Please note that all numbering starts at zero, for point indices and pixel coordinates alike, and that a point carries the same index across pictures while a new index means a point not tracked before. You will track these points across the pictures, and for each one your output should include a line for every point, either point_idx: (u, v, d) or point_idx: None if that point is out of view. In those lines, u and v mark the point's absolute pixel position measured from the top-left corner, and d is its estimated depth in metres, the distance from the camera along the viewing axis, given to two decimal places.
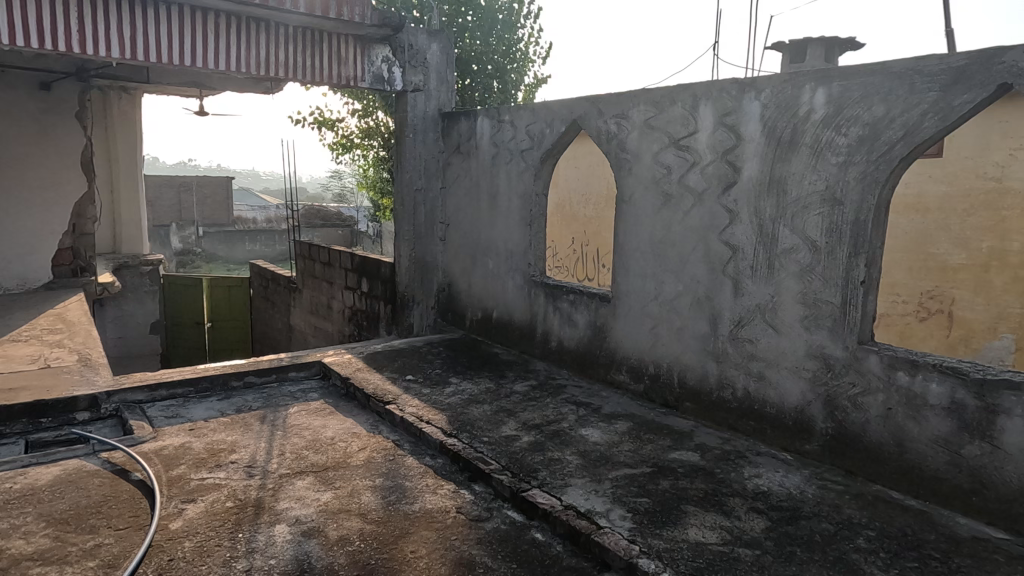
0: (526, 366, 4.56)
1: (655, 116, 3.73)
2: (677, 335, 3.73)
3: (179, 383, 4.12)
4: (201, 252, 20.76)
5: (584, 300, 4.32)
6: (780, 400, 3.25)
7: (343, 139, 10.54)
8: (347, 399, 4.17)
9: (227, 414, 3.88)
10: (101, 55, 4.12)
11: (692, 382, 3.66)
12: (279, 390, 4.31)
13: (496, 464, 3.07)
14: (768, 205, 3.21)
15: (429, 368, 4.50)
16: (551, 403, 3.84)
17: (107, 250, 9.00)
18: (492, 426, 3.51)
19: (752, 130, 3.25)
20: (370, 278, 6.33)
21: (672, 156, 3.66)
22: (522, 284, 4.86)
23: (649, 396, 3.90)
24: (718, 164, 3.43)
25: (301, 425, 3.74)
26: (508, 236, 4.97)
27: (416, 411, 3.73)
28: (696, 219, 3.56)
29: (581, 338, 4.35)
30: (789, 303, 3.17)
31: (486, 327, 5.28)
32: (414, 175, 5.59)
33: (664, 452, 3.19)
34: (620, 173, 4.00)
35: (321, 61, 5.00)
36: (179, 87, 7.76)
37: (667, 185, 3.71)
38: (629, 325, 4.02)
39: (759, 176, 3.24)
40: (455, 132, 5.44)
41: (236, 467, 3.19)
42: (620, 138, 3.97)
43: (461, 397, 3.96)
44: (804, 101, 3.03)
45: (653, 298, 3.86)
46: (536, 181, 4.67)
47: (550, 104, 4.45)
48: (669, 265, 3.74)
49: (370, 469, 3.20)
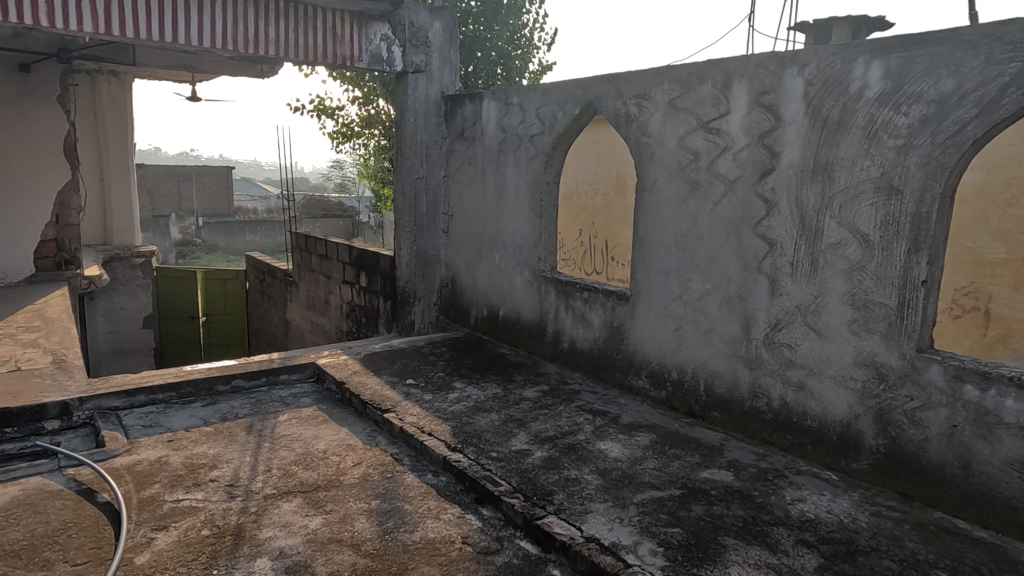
0: (535, 369, 4.22)
1: (681, 96, 3.37)
2: (704, 339, 3.39)
3: (160, 388, 3.79)
4: (201, 242, 20.53)
5: (600, 298, 3.97)
6: (822, 413, 2.91)
7: (343, 127, 10.18)
8: (342, 405, 3.84)
9: (211, 423, 3.55)
10: (72, 29, 3.76)
11: (720, 390, 3.32)
12: (269, 395, 3.98)
13: (506, 485, 2.74)
14: (812, 195, 2.86)
15: (431, 371, 4.17)
16: (564, 411, 3.51)
17: (98, 242, 8.70)
18: (501, 439, 3.17)
19: (793, 111, 2.89)
20: (368, 272, 6.00)
21: (701, 141, 3.30)
22: (531, 280, 4.52)
23: (672, 404, 3.56)
24: (753, 149, 3.08)
25: (291, 435, 3.41)
26: (516, 227, 4.62)
27: (416, 421, 3.40)
28: (727, 211, 3.22)
29: (596, 339, 4.01)
30: (835, 305, 2.82)
31: (492, 325, 4.94)
32: (415, 162, 5.23)
33: (693, 471, 2.86)
34: (641, 159, 3.65)
35: (316, 38, 4.63)
36: (170, 71, 7.42)
37: (694, 172, 3.35)
38: (649, 326, 3.68)
39: (801, 162, 2.89)
40: (459, 117, 5.08)
41: (216, 486, 2.86)
42: (641, 121, 3.61)
43: (466, 404, 3.63)
44: (855, 77, 2.67)
45: (676, 297, 3.51)
46: (547, 169, 4.32)
47: (563, 85, 4.09)
48: (696, 260, 3.39)
49: (366, 489, 2.87)
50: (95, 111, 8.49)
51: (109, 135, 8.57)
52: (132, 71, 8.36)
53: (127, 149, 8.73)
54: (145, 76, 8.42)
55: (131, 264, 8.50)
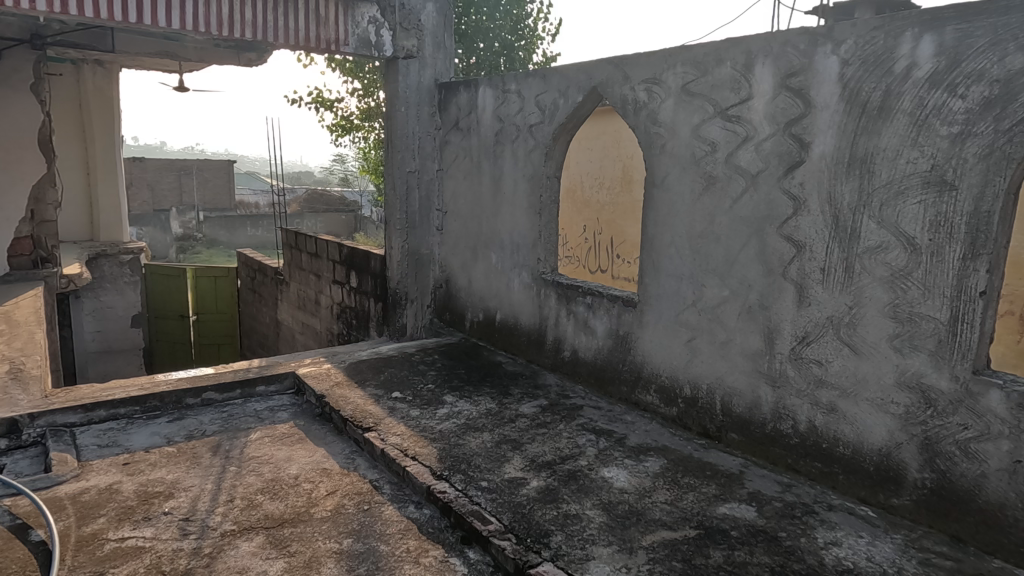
0: (534, 380, 3.88)
1: (696, 79, 3.01)
2: (720, 352, 3.04)
3: (121, 402, 3.45)
4: (201, 237, 20.18)
5: (604, 303, 3.62)
6: (857, 439, 2.56)
7: (342, 120, 9.82)
8: (321, 421, 3.51)
9: (175, 442, 3.22)
10: (24, 7, 3.44)
11: (739, 409, 2.97)
12: (243, 410, 3.64)
13: (496, 523, 2.39)
14: (848, 191, 2.50)
15: (420, 382, 3.83)
16: (565, 431, 3.17)
17: (85, 237, 8.40)
18: (493, 465, 2.83)
19: (827, 95, 2.53)
20: (359, 271, 5.65)
21: (719, 130, 2.95)
22: (530, 282, 4.17)
23: (684, 423, 3.22)
24: (779, 139, 2.71)
25: (262, 457, 3.08)
26: (513, 225, 4.27)
27: (399, 442, 3.05)
28: (748, 209, 2.86)
29: (600, 348, 3.67)
30: (873, 317, 2.47)
31: (488, 331, 4.60)
32: (406, 155, 4.85)
33: (709, 505, 2.52)
34: (650, 151, 3.29)
35: (297, 19, 4.26)
36: (156, 59, 7.08)
37: (710, 166, 3.00)
38: (658, 335, 3.33)
39: (835, 153, 2.52)
40: (454, 106, 4.72)
41: (168, 521, 2.53)
42: (650, 108, 3.25)
43: (456, 422, 3.29)
44: (902, 54, 2.30)
45: (689, 304, 3.16)
46: (548, 162, 3.97)
47: (566, 70, 3.73)
48: (712, 264, 3.04)
49: (338, 524, 2.53)
50: (81, 102, 8.17)
51: (94, 127, 8.24)
52: (119, 60, 8.02)
53: (114, 141, 8.39)
54: (133, 65, 8.08)
55: (119, 261, 8.22)
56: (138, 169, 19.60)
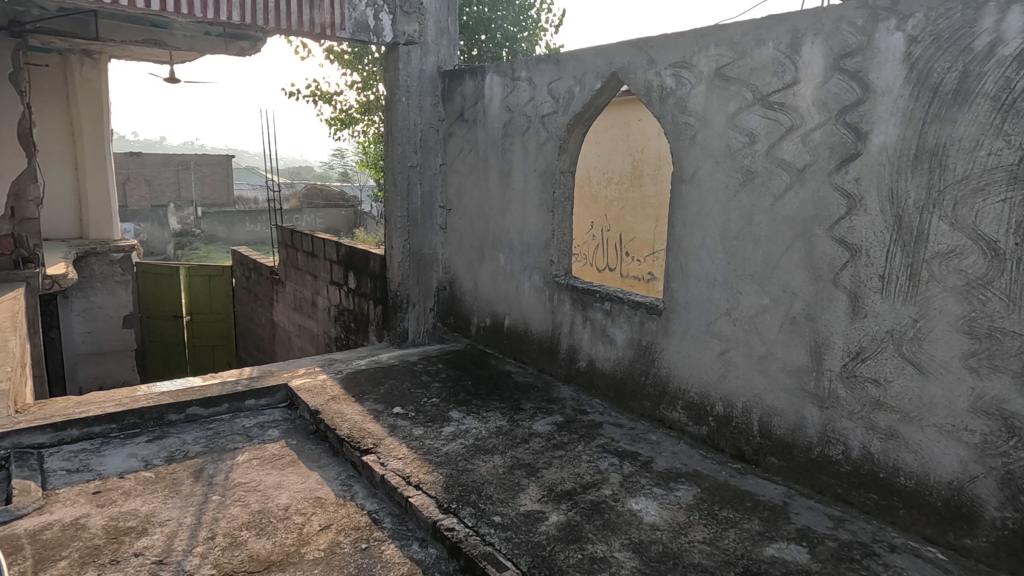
0: (548, 393, 3.57)
1: (732, 63, 2.69)
2: (758, 367, 2.73)
3: (96, 419, 3.14)
4: (200, 233, 19.84)
5: (624, 310, 3.31)
6: (922, 470, 2.25)
7: (342, 114, 9.48)
8: (316, 440, 3.21)
9: (154, 465, 2.91)
10: None
11: (781, 431, 2.67)
12: (230, 427, 3.34)
13: (513, 569, 2.08)
14: (914, 187, 2.18)
15: (423, 395, 3.52)
16: (584, 454, 2.86)
17: (74, 236, 8.07)
18: (507, 495, 2.53)
19: (889, 77, 2.21)
20: (357, 273, 5.33)
21: (758, 119, 2.63)
22: (542, 285, 3.86)
23: (716, 444, 2.92)
24: (830, 129, 2.39)
25: (249, 484, 2.77)
26: (524, 224, 3.96)
27: (401, 467, 2.74)
28: (792, 208, 2.54)
29: (620, 359, 3.36)
30: (943, 332, 2.15)
31: (496, 337, 4.29)
32: (407, 148, 4.52)
33: (755, 546, 2.22)
34: (678, 144, 2.97)
35: (288, 2, 3.92)
36: (145, 48, 6.75)
37: (748, 159, 2.68)
38: (687, 346, 3.02)
39: (899, 144, 2.20)
40: (459, 95, 4.40)
41: (139, 565, 2.22)
42: (679, 96, 2.93)
43: (464, 442, 2.99)
44: (984, 29, 1.98)
45: (723, 314, 2.85)
46: (561, 156, 3.65)
47: (582, 54, 3.41)
48: (750, 269, 2.72)
49: (332, 568, 2.22)
50: (68, 93, 7.83)
51: (82, 119, 7.90)
52: (107, 50, 7.69)
53: (103, 135, 8.06)
54: (122, 55, 7.76)
55: (109, 260, 7.92)
56: (136, 164, 19.33)
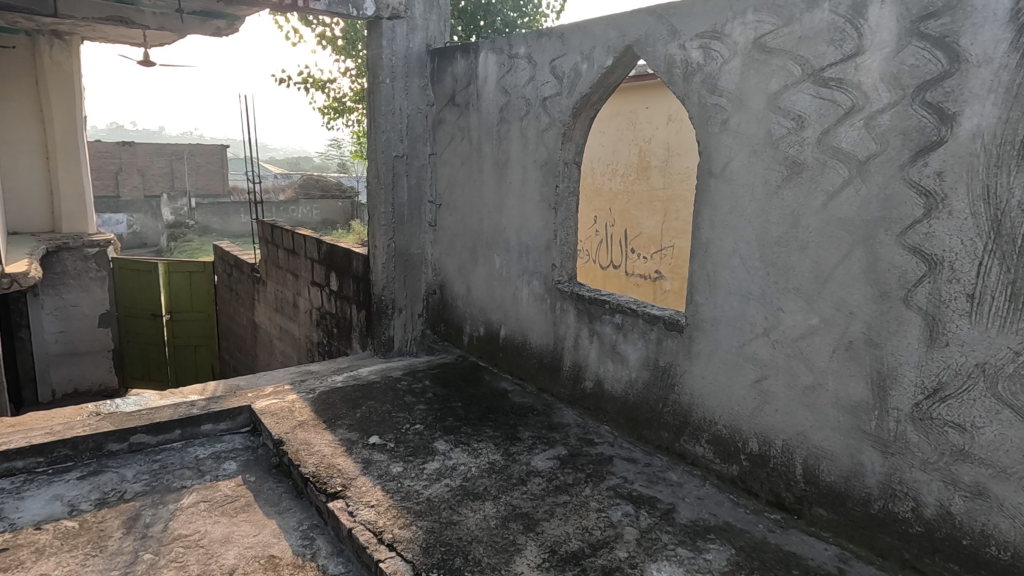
0: (549, 418, 3.10)
1: (775, 31, 2.21)
2: (803, 400, 2.27)
3: (18, 453, 2.67)
4: (194, 224, 18.95)
5: (638, 325, 2.84)
6: (1021, 540, 1.78)
7: (334, 102, 8.97)
8: (278, 477, 2.75)
9: (81, 510, 2.46)
10: None
11: (831, 478, 2.21)
12: (180, 459, 2.87)
13: None
14: (1020, 185, 1.70)
15: (405, 420, 3.05)
16: (592, 500, 2.40)
17: (45, 229, 7.57)
18: (499, 559, 2.06)
19: (988, 43, 1.72)
20: (339, 273, 4.86)
21: (809, 99, 2.15)
22: (542, 293, 3.39)
23: (749, 487, 2.47)
24: (904, 110, 1.91)
25: (190, 538, 2.31)
26: (522, 222, 3.48)
27: (373, 518, 2.28)
28: (851, 209, 2.07)
29: (633, 381, 2.90)
30: None
31: (490, 348, 3.83)
32: (393, 136, 4.03)
33: None
34: (706, 131, 2.50)
35: None
36: (116, 26, 6.23)
37: (795, 149, 2.20)
38: (714, 371, 2.56)
39: (999, 128, 1.73)
40: (450, 76, 3.91)
41: None
42: (709, 73, 2.45)
43: (450, 482, 2.52)
44: None
45: (760, 334, 2.38)
46: (565, 145, 3.18)
47: (590, 25, 2.92)
48: (795, 282, 2.25)
49: None
50: (37, 77, 7.29)
51: (53, 105, 7.36)
52: (79, 30, 7.13)
53: (74, 122, 7.53)
54: (95, 36, 7.25)
55: (83, 255, 7.42)
56: (128, 153, 18.80)
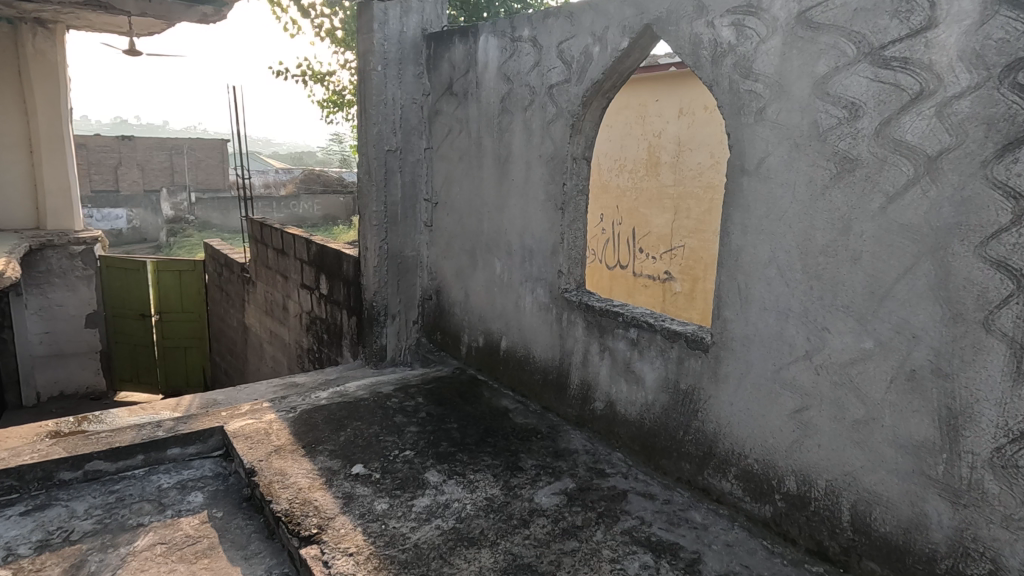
0: (554, 443, 2.78)
1: (823, 3, 1.88)
2: (852, 436, 1.94)
3: None
4: (194, 219, 18.15)
5: (656, 342, 2.51)
6: None
7: (333, 95, 8.65)
8: (248, 512, 2.43)
9: (18, 556, 2.14)
10: None
11: (887, 528, 1.89)
12: (141, 490, 2.56)
13: None
14: None
15: (393, 446, 2.73)
16: (605, 549, 2.08)
17: (30, 226, 7.25)
18: None
19: None
20: (329, 276, 4.53)
21: (866, 83, 1.81)
22: (547, 302, 3.07)
23: (785, 533, 2.14)
24: (988, 95, 1.58)
25: None
26: (526, 223, 3.15)
27: (351, 571, 1.96)
28: (917, 214, 1.73)
29: (650, 405, 2.57)
30: None
31: (490, 361, 3.51)
32: (386, 128, 3.69)
33: None
34: (740, 121, 2.16)
35: None
36: (99, 12, 5.89)
37: (847, 143, 1.87)
38: (744, 398, 2.24)
39: None
40: (447, 62, 3.57)
41: None
42: (743, 55, 2.11)
43: (442, 524, 2.20)
44: None
45: (801, 358, 2.06)
46: (574, 137, 2.84)
47: (603, 3, 2.59)
48: (845, 300, 1.92)
49: None
50: (20, 67, 6.96)
51: (36, 96, 7.02)
52: (63, 18, 6.79)
53: (59, 115, 7.18)
54: (81, 25, 6.94)
55: (69, 253, 7.10)
56: (128, 147, 18.47)
